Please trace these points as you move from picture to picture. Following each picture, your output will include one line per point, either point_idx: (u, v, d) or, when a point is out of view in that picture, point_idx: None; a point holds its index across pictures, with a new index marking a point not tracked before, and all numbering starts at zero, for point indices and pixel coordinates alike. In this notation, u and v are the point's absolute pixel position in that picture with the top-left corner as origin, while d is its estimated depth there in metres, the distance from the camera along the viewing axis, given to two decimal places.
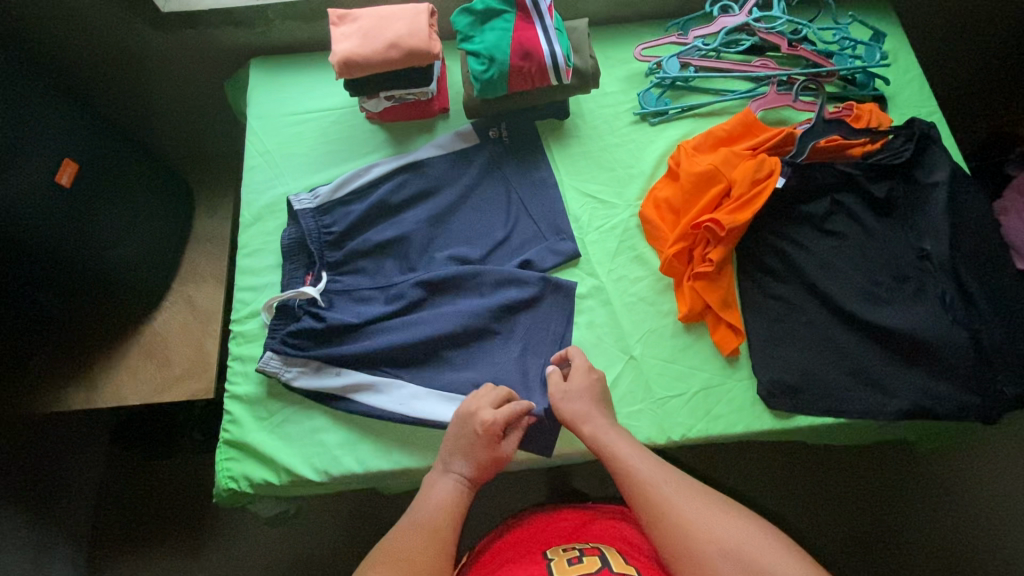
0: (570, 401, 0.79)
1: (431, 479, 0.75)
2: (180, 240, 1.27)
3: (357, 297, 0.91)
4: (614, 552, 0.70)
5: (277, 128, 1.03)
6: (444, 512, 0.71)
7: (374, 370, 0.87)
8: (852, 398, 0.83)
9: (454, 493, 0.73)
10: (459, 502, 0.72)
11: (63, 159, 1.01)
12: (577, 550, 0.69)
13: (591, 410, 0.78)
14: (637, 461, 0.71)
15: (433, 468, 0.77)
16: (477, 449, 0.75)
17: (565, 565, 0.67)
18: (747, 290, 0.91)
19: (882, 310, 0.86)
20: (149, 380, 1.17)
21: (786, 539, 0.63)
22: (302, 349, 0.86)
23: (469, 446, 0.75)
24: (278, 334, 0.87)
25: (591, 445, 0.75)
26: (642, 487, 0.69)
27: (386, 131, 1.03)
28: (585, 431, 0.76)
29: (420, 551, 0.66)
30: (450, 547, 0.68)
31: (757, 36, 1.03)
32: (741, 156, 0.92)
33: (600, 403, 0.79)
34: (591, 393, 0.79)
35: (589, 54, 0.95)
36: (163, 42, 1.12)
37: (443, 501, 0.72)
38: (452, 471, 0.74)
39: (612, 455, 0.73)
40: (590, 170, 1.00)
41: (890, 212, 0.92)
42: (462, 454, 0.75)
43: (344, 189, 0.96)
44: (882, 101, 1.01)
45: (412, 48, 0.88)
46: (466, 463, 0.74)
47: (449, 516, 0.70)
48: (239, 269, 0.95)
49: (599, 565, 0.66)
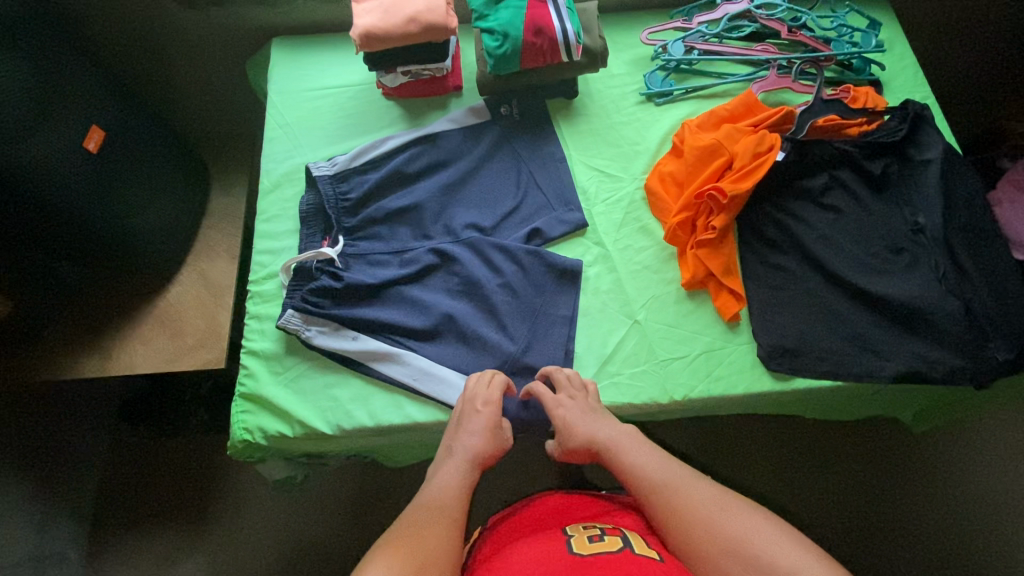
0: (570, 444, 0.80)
1: (436, 465, 0.77)
2: (196, 215, 1.30)
3: (373, 262, 0.94)
4: (634, 534, 0.71)
5: (296, 102, 1.07)
6: (452, 493, 0.73)
7: (389, 329, 0.89)
8: (849, 362, 0.86)
9: (459, 476, 0.75)
10: (464, 484, 0.74)
11: (91, 125, 1.06)
12: (597, 529, 0.71)
13: (580, 421, 0.80)
14: (645, 464, 0.74)
15: (438, 457, 0.79)
16: (478, 433, 0.78)
17: (585, 542, 0.68)
18: (749, 260, 0.94)
19: (877, 280, 0.90)
20: (160, 349, 1.20)
21: (796, 534, 0.64)
22: (321, 307, 0.89)
23: (470, 428, 0.79)
24: (299, 293, 0.90)
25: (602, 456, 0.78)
26: (650, 489, 0.72)
27: (401, 107, 1.07)
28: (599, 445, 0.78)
29: (429, 525, 0.67)
30: (458, 522, 0.70)
31: (758, 22, 1.08)
32: (743, 131, 0.96)
33: (590, 412, 0.81)
34: (585, 405, 0.81)
35: (598, 34, 0.99)
36: (189, 20, 1.17)
37: (450, 484, 0.74)
38: (457, 457, 0.77)
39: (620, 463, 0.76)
40: (597, 146, 1.04)
41: (886, 188, 0.96)
42: (464, 437, 0.78)
43: (362, 159, 1.00)
44: (877, 85, 1.05)
45: (430, 23, 0.93)
46: (468, 444, 0.77)
47: (455, 497, 0.72)
48: (258, 234, 0.98)
49: (619, 545, 0.68)
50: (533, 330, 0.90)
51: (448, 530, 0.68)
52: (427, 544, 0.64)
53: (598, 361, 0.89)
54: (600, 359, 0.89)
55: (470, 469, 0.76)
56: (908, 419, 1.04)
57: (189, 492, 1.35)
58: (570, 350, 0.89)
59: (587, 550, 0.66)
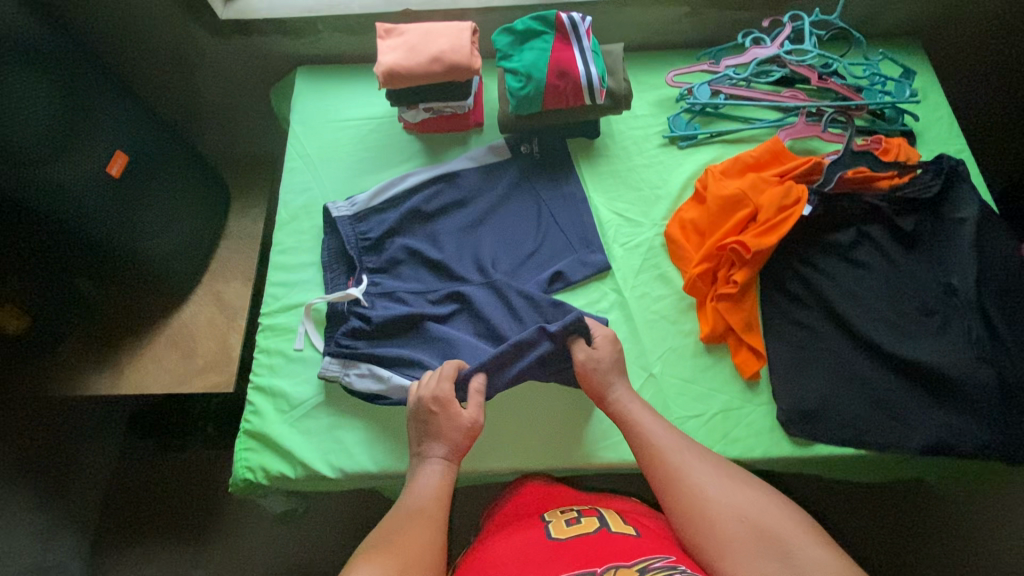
0: (602, 373, 0.81)
1: (414, 473, 0.76)
2: (214, 237, 1.32)
3: (398, 299, 0.93)
4: (612, 513, 0.72)
5: (318, 133, 1.08)
6: (432, 496, 0.73)
7: (423, 364, 0.87)
8: (875, 430, 0.82)
9: (438, 477, 0.75)
10: (444, 484, 0.75)
11: (115, 151, 1.07)
12: (574, 512, 0.71)
13: (612, 375, 0.81)
14: (657, 429, 0.76)
15: (412, 463, 0.78)
16: (448, 430, 0.78)
17: (563, 526, 0.68)
18: (770, 314, 0.91)
19: (905, 343, 0.86)
20: (172, 370, 1.23)
21: (798, 512, 0.66)
22: (356, 349, 0.88)
23: (435, 430, 0.78)
24: (332, 340, 0.89)
25: (613, 410, 0.80)
26: (659, 454, 0.73)
27: (422, 142, 1.07)
28: (613, 397, 0.80)
29: (413, 530, 0.67)
30: (443, 522, 0.70)
31: (787, 67, 1.05)
32: (769, 182, 0.93)
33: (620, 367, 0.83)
34: (616, 360, 0.83)
35: (623, 77, 0.98)
36: (216, 47, 1.14)
37: (431, 488, 0.74)
38: (433, 458, 0.77)
39: (633, 422, 0.77)
40: (617, 190, 1.02)
41: (917, 245, 0.93)
42: (433, 439, 0.78)
43: (381, 198, 1.00)
44: (910, 137, 1.02)
45: (453, 63, 0.92)
46: (440, 445, 0.77)
47: (437, 501, 0.73)
48: (273, 265, 0.98)
49: (596, 525, 0.68)
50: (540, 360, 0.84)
51: (434, 532, 0.68)
52: (413, 549, 0.64)
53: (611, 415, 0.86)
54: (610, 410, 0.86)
55: (449, 466, 0.77)
56: (932, 482, 0.99)
57: (191, 509, 1.35)
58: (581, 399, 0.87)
59: (565, 533, 0.66)
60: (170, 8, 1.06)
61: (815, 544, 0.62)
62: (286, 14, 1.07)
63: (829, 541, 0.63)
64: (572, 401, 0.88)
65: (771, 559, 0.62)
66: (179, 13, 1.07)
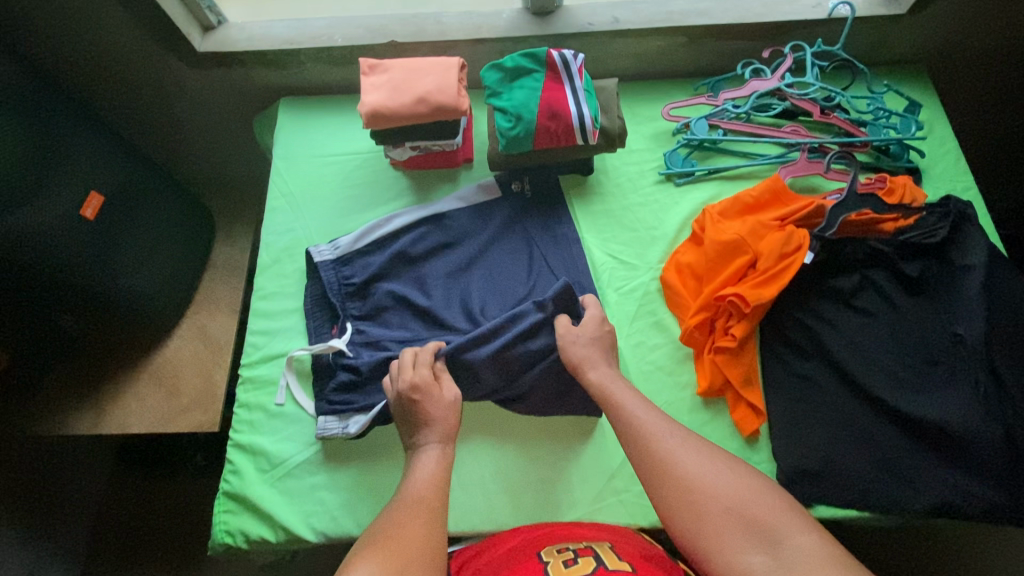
0: (580, 346, 0.82)
1: (411, 465, 0.73)
2: (198, 269, 1.28)
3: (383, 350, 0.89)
4: (608, 550, 0.63)
5: (301, 170, 1.04)
6: (430, 481, 0.69)
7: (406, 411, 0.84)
8: (878, 490, 0.79)
9: (434, 460, 0.72)
10: (442, 465, 0.71)
11: (90, 192, 1.03)
12: (570, 551, 0.63)
13: (597, 357, 0.81)
14: (643, 413, 0.72)
15: (408, 458, 0.75)
16: (430, 410, 0.76)
17: (560, 566, 0.59)
18: (769, 365, 0.88)
19: (910, 397, 0.83)
20: (156, 408, 1.19)
21: (787, 497, 0.62)
22: (349, 401, 0.85)
23: (420, 416, 0.76)
24: (322, 398, 0.86)
25: (595, 391, 0.78)
26: (644, 438, 0.69)
27: (409, 178, 1.03)
28: (593, 378, 0.79)
29: (406, 518, 0.62)
30: (441, 508, 0.65)
31: (788, 101, 1.01)
32: (768, 226, 0.89)
33: (606, 353, 0.83)
34: (602, 345, 0.83)
35: (617, 114, 0.94)
36: (194, 79, 1.09)
37: (428, 474, 0.70)
38: (427, 445, 0.74)
39: (618, 403, 0.75)
40: (611, 230, 0.98)
41: (922, 291, 0.89)
42: (422, 426, 0.76)
43: (365, 240, 0.96)
44: (915, 174, 0.98)
45: (439, 103, 0.88)
46: (427, 429, 0.75)
47: (435, 484, 0.68)
48: (254, 312, 0.94)
49: (594, 565, 0.59)
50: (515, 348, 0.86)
51: (432, 518, 0.63)
52: (406, 535, 0.59)
53: (605, 475, 0.83)
54: (604, 468, 0.83)
55: (445, 449, 0.74)
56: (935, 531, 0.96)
57: (179, 546, 1.32)
58: (573, 455, 0.84)
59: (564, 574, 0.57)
60: (143, 42, 1.01)
61: (803, 532, 0.58)
62: (266, 45, 1.01)
63: (823, 533, 0.59)
64: (564, 434, 0.86)
65: (757, 552, 0.57)
66: (155, 47, 1.02)
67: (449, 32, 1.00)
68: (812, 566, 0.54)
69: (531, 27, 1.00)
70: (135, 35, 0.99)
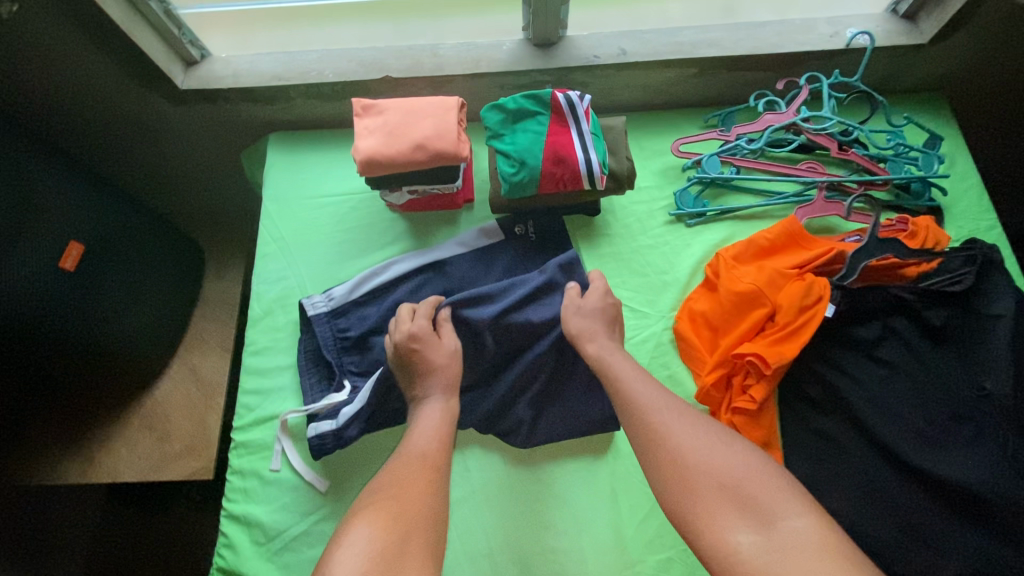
0: (581, 316, 0.83)
1: (416, 417, 0.78)
2: (188, 308, 1.23)
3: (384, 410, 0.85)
4: None
5: (292, 212, 0.99)
6: (433, 437, 0.75)
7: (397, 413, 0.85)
8: (904, 558, 0.76)
9: (438, 414, 0.78)
10: (445, 419, 0.78)
11: (69, 242, 0.96)
12: None
13: (598, 330, 0.82)
14: (637, 387, 0.75)
15: (411, 409, 0.81)
16: (434, 361, 0.81)
17: None
18: (787, 420, 0.85)
19: (936, 457, 0.79)
20: (148, 456, 1.15)
21: (790, 481, 0.63)
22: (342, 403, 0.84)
23: (423, 367, 0.81)
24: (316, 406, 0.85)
25: (594, 363, 0.80)
26: (642, 412, 0.72)
27: (406, 221, 0.98)
28: (591, 351, 0.80)
29: (408, 485, 0.67)
30: (445, 469, 0.71)
31: (804, 135, 0.96)
32: (787, 275, 0.85)
33: (608, 325, 0.84)
34: (603, 316, 0.84)
35: (625, 155, 0.89)
36: (179, 115, 1.03)
37: (430, 430, 0.75)
38: (430, 398, 0.80)
39: (617, 378, 0.76)
40: (620, 275, 0.94)
41: (945, 341, 0.85)
42: (425, 378, 0.81)
43: (361, 290, 0.91)
44: (937, 213, 0.93)
45: (439, 150, 0.83)
46: (431, 380, 0.80)
47: (439, 442, 0.74)
48: (245, 369, 0.89)
49: None
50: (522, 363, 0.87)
51: (430, 484, 0.68)
52: (410, 503, 0.65)
53: (618, 545, 0.79)
54: (617, 538, 0.79)
55: (448, 401, 0.80)
56: None
57: None
58: (585, 523, 0.80)
59: None
60: (122, 80, 0.95)
61: (799, 516, 0.59)
62: (252, 81, 0.95)
63: (816, 508, 0.60)
64: (575, 497, 0.82)
65: (750, 525, 0.59)
66: (135, 85, 0.96)
67: (446, 66, 0.95)
68: (802, 548, 0.56)
69: (534, 60, 0.95)
70: (113, 73, 0.93)
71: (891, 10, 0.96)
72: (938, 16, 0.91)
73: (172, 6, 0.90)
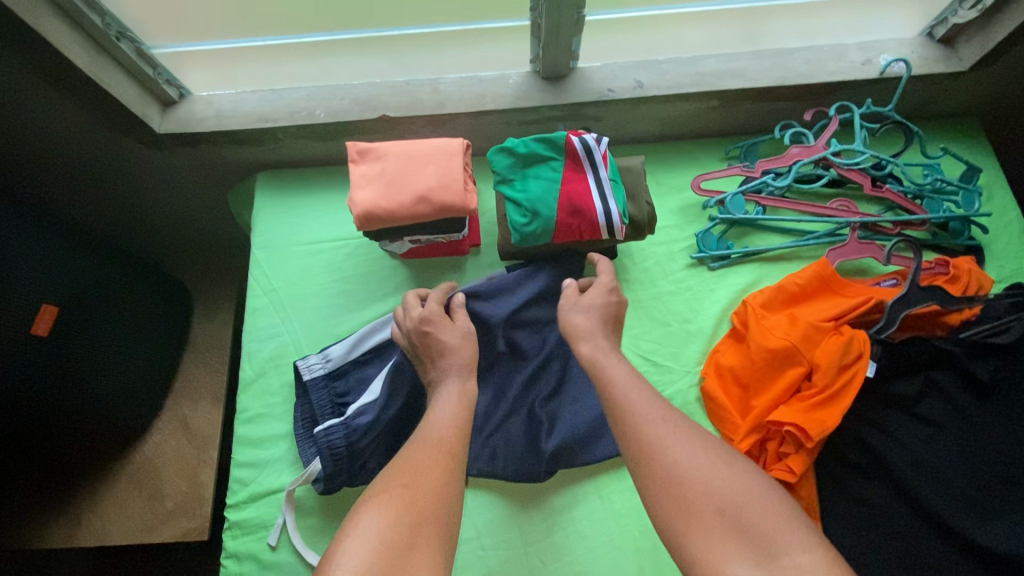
0: (579, 312, 0.75)
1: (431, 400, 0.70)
2: (176, 356, 1.15)
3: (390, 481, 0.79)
4: None
5: (284, 261, 0.91)
6: (449, 421, 0.66)
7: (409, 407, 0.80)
8: None
9: (455, 395, 0.69)
10: (462, 401, 0.69)
11: (42, 306, 0.87)
12: None
13: (595, 329, 0.74)
14: (632, 393, 0.64)
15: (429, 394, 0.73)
16: (448, 340, 0.74)
17: None
18: (824, 486, 0.79)
19: (989, 525, 0.73)
20: (137, 517, 1.07)
21: (795, 508, 0.54)
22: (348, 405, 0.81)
23: (437, 347, 0.73)
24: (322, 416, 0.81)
25: (588, 366, 0.70)
26: (636, 421, 0.61)
27: (408, 269, 0.91)
28: (585, 351, 0.71)
29: (413, 474, 0.57)
30: (461, 459, 0.62)
31: (834, 170, 0.89)
32: (824, 329, 0.78)
33: (606, 326, 0.75)
34: (603, 315, 0.75)
35: (646, 200, 0.82)
36: (159, 158, 0.95)
37: (446, 412, 0.67)
38: (446, 379, 0.72)
39: (610, 383, 0.67)
40: (640, 325, 0.87)
41: (992, 395, 0.79)
42: (439, 359, 0.73)
43: (361, 348, 0.84)
44: (977, 252, 0.87)
45: (444, 202, 0.75)
46: (446, 360, 0.73)
47: (454, 424, 0.65)
48: (238, 439, 0.82)
49: None
50: (530, 396, 0.83)
51: (448, 474, 0.59)
52: (422, 493, 0.56)
53: None
54: None
55: (466, 382, 0.72)
56: None
57: None
58: None
59: None
60: (93, 126, 0.87)
61: (804, 550, 0.49)
62: (236, 123, 0.88)
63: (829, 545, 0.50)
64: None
65: (749, 560, 0.49)
66: (110, 130, 0.88)
67: (448, 103, 0.87)
68: None
69: (542, 94, 0.87)
70: (84, 119, 0.85)
71: (926, 34, 0.90)
72: (979, 42, 0.84)
73: (143, 45, 0.83)
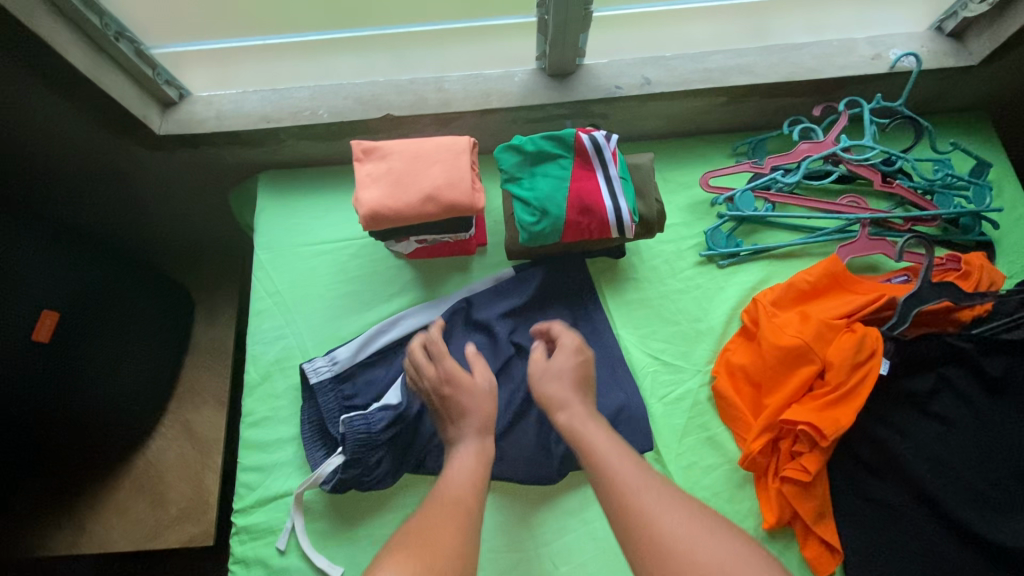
0: (552, 380, 0.73)
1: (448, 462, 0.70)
2: (178, 360, 1.14)
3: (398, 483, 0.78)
4: None
5: (288, 262, 0.90)
6: (466, 485, 0.65)
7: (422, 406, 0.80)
8: None
9: (472, 458, 0.69)
10: (479, 466, 0.68)
11: (42, 311, 0.86)
12: None
13: (568, 396, 0.72)
14: (615, 461, 0.63)
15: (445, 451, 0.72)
16: (468, 403, 0.72)
17: None
18: (837, 485, 0.78)
19: (1004, 523, 0.72)
20: (141, 522, 1.06)
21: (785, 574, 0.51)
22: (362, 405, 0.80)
23: (457, 409, 0.72)
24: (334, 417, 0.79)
25: (567, 436, 0.68)
26: (621, 492, 0.59)
27: (414, 269, 0.90)
28: (562, 421, 0.70)
29: (429, 534, 0.56)
30: (474, 517, 0.61)
31: (844, 166, 0.88)
32: (836, 326, 0.77)
33: (580, 391, 0.73)
34: (574, 378, 0.74)
35: (655, 198, 0.81)
36: (160, 160, 0.94)
37: (464, 478, 0.66)
38: (464, 442, 0.71)
39: (591, 453, 0.65)
40: (650, 324, 0.86)
41: (1005, 392, 0.78)
42: (458, 421, 0.72)
43: (368, 350, 0.83)
44: (988, 248, 0.87)
45: (452, 202, 0.74)
46: (465, 423, 0.72)
47: (471, 489, 0.64)
48: (244, 443, 0.81)
49: None
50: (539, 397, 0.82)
51: (463, 532, 0.58)
52: (437, 553, 0.54)
53: None
54: None
55: (483, 442, 0.71)
56: None
57: None
58: None
59: None
60: (93, 130, 0.86)
61: None
62: (237, 124, 0.87)
63: None
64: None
65: None
66: (109, 133, 0.87)
67: (453, 102, 0.86)
68: None
69: (549, 92, 0.86)
70: (83, 123, 0.84)
71: (936, 28, 0.89)
72: (990, 36, 0.84)
73: (143, 45, 0.82)
